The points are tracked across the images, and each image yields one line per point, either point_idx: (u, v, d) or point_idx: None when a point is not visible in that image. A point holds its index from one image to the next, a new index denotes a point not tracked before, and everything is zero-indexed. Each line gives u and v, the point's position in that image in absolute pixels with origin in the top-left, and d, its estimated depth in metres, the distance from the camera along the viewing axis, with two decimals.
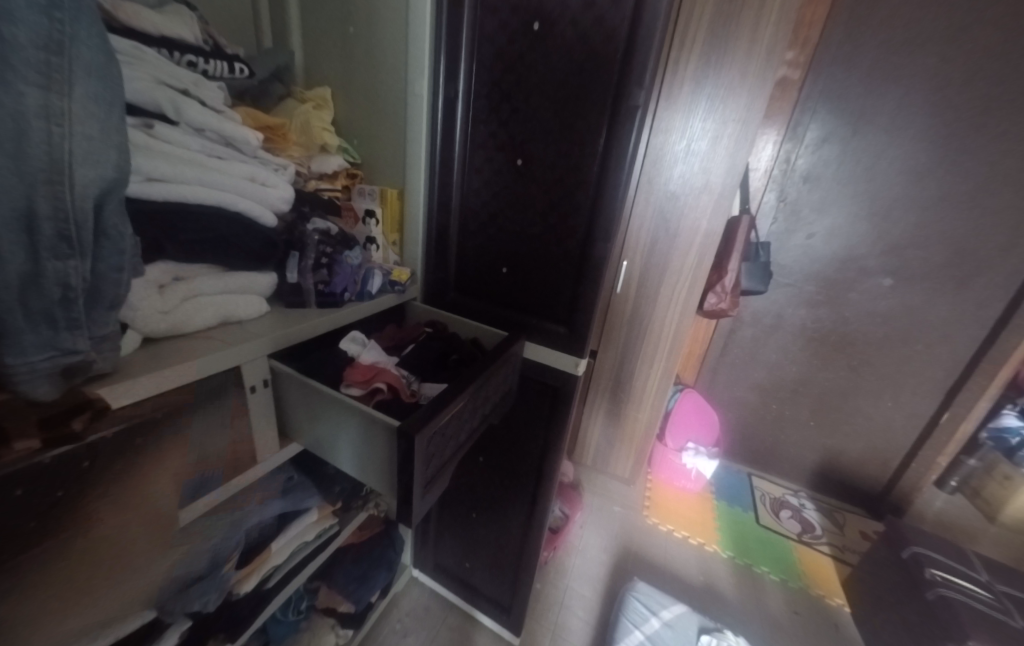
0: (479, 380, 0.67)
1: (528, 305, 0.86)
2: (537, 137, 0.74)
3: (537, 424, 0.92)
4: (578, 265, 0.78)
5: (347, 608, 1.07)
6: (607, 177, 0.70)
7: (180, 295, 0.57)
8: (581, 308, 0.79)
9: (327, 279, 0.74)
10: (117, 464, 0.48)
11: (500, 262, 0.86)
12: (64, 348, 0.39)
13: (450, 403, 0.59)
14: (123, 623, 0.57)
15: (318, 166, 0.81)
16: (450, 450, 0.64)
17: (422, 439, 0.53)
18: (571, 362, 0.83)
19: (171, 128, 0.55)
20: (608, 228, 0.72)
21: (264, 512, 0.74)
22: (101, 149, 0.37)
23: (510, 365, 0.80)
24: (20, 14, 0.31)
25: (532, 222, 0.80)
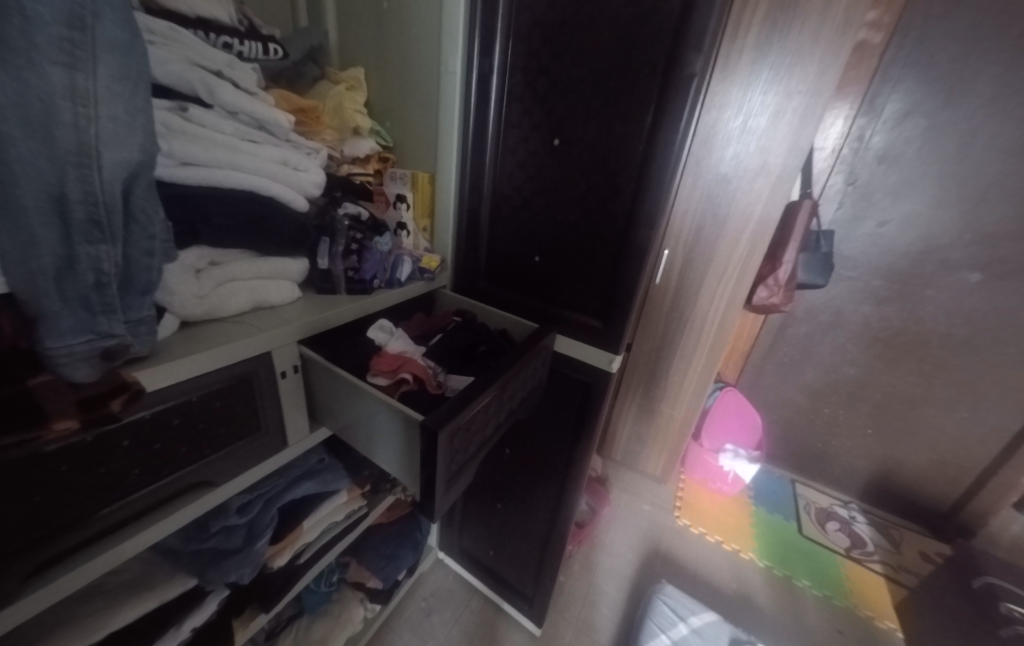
0: (507, 375, 0.64)
1: (560, 295, 0.82)
2: (576, 115, 0.69)
3: (566, 420, 0.89)
4: (617, 254, 0.72)
5: (374, 584, 1.10)
6: (654, 157, 0.64)
7: (215, 279, 0.58)
8: (618, 301, 0.74)
9: (357, 265, 0.73)
10: (156, 444, 0.49)
11: (533, 249, 0.82)
12: (101, 332, 0.39)
13: (476, 398, 0.57)
14: (168, 588, 0.62)
15: (350, 150, 0.81)
16: (475, 446, 0.62)
17: (445, 435, 0.51)
18: (605, 359, 0.79)
19: (206, 111, 0.56)
20: (652, 215, 0.66)
21: (297, 491, 0.75)
22: (127, 132, 0.36)
23: (540, 359, 0.77)
24: None
25: (569, 207, 0.75)
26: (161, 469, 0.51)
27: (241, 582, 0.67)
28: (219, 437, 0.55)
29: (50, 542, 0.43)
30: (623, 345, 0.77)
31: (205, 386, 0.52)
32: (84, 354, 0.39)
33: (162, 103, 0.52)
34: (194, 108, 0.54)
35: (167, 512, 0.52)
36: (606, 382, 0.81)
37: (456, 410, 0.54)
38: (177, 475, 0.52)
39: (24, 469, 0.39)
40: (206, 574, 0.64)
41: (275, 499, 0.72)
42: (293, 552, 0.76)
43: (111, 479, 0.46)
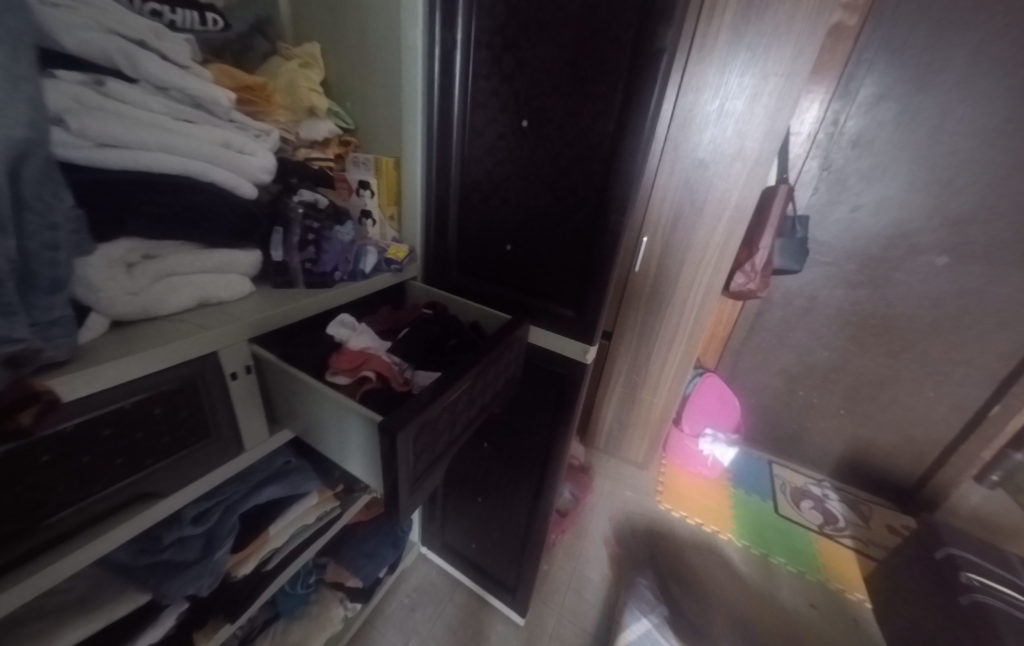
0: (476, 369, 0.61)
1: (534, 286, 0.79)
2: (544, 93, 0.65)
3: (544, 411, 0.87)
4: (590, 243, 0.70)
5: (354, 584, 1.07)
6: (625, 139, 0.61)
7: (151, 275, 0.53)
8: (592, 290, 0.72)
9: (315, 257, 0.69)
10: (84, 458, 0.44)
11: (505, 239, 0.78)
12: (1, 337, 0.35)
13: (440, 394, 0.54)
14: (116, 606, 0.57)
15: (307, 132, 0.75)
16: (443, 444, 0.60)
17: (403, 436, 0.48)
18: (579, 349, 0.77)
19: (127, 85, 0.50)
20: (625, 200, 0.64)
21: (261, 496, 0.70)
22: (8, 105, 0.31)
23: (513, 352, 0.74)
24: None
25: (540, 192, 0.72)
26: (93, 482, 0.46)
27: (200, 595, 0.64)
28: (161, 446, 0.51)
29: None
30: (598, 335, 0.75)
31: (140, 392, 0.47)
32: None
33: (72, 75, 0.46)
34: (111, 81, 0.49)
35: (103, 529, 0.47)
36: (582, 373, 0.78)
37: (417, 407, 0.51)
38: (113, 489, 0.47)
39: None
40: (161, 590, 0.60)
41: (237, 506, 0.68)
42: (260, 559, 0.72)
43: (31, 499, 0.42)
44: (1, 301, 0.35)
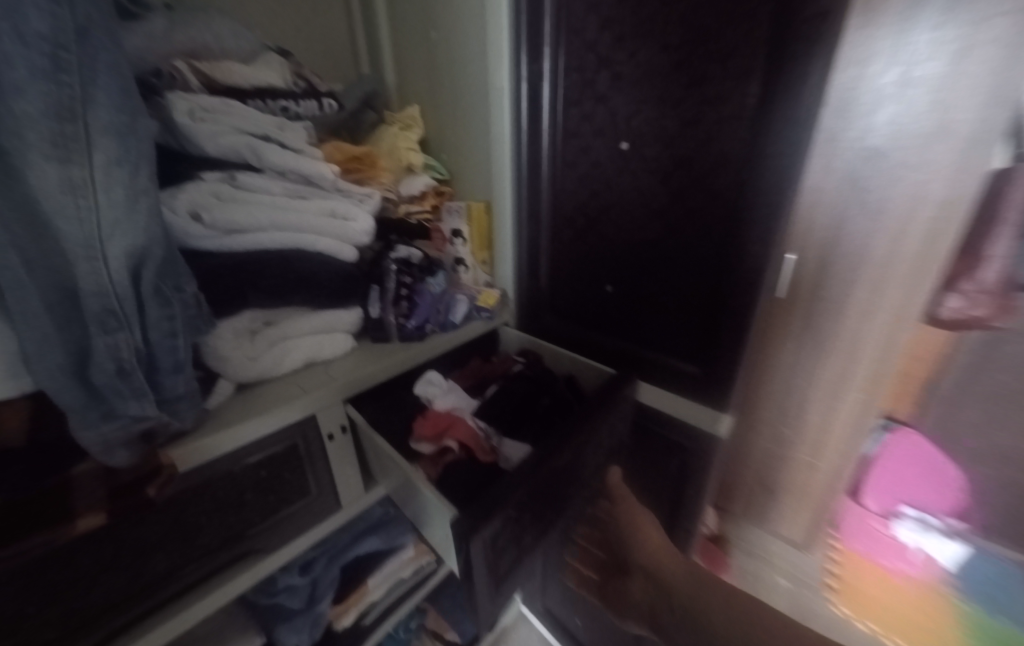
0: (570, 445, 0.51)
1: (643, 332, 0.67)
2: (648, 108, 0.55)
3: (665, 482, 0.71)
4: (719, 279, 0.55)
5: (452, 637, 1.04)
6: (762, 145, 0.46)
7: (270, 339, 0.58)
8: (721, 340, 0.57)
9: (409, 312, 0.69)
10: (204, 518, 0.48)
11: (607, 278, 0.68)
12: (134, 417, 0.39)
13: (524, 484, 0.45)
14: None
15: (406, 189, 0.77)
16: (532, 535, 0.51)
17: (477, 541, 0.41)
18: (706, 416, 0.62)
19: (254, 175, 0.57)
20: (768, 222, 0.49)
21: (360, 547, 0.72)
22: (129, 218, 0.35)
23: (620, 415, 0.62)
24: (26, 87, 0.29)
25: (648, 223, 0.60)
26: (211, 540, 0.50)
27: None
28: (267, 505, 0.54)
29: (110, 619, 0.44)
30: (730, 397, 0.59)
31: (251, 455, 0.50)
32: (121, 438, 0.39)
33: (212, 175, 0.54)
34: (241, 174, 0.56)
35: (222, 579, 0.52)
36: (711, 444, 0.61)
37: (496, 501, 0.43)
38: (227, 545, 0.52)
39: (67, 565, 0.39)
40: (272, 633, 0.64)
41: (339, 557, 0.71)
42: (359, 612, 0.74)
43: (162, 556, 0.46)
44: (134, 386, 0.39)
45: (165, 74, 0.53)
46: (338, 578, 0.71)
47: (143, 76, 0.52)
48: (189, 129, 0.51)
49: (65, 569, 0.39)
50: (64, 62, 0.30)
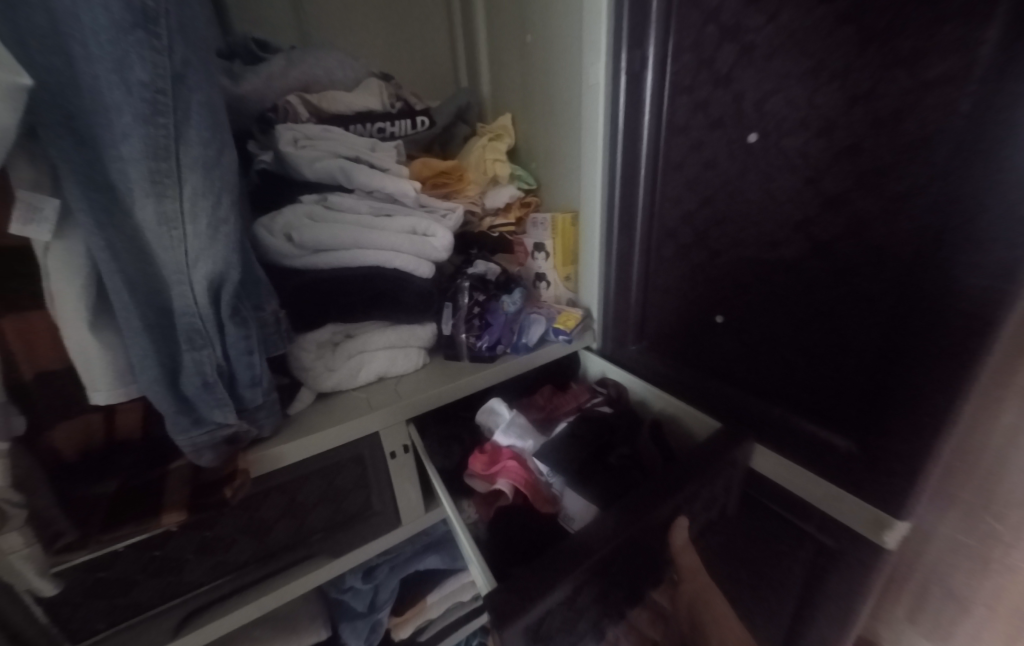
0: (644, 522, 0.39)
1: (767, 384, 0.49)
2: (791, 85, 0.37)
3: (785, 586, 0.50)
4: (898, 326, 0.35)
5: None
6: (1009, 116, 0.26)
7: (349, 352, 0.60)
8: (898, 414, 0.36)
9: (481, 331, 0.66)
10: (276, 516, 0.54)
11: (718, 307, 0.51)
12: (217, 423, 0.42)
13: (585, 567, 0.36)
14: (304, 635, 0.69)
15: (491, 202, 0.73)
16: (587, 621, 0.41)
17: (513, 634, 0.32)
18: (856, 520, 0.42)
19: (345, 195, 0.59)
20: (1010, 242, 0.28)
21: (422, 563, 0.74)
22: (210, 245, 0.36)
23: (719, 485, 0.48)
24: (128, 131, 0.31)
25: (780, 239, 0.42)
26: (278, 540, 0.55)
27: None
28: (334, 512, 0.58)
29: (198, 594, 0.52)
30: (909, 511, 0.38)
31: (318, 463, 0.54)
32: (207, 443, 0.43)
33: (309, 197, 0.57)
34: (333, 196, 0.58)
35: (292, 574, 0.58)
36: (866, 554, 0.42)
37: (550, 569, 0.35)
38: (296, 544, 0.57)
39: (168, 543, 0.47)
40: (337, 623, 0.73)
41: (400, 568, 0.73)
42: (416, 626, 0.77)
43: (243, 545, 0.53)
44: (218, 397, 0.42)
45: (280, 109, 0.59)
46: (396, 591, 0.74)
47: (263, 113, 0.59)
48: (293, 156, 0.56)
49: (161, 550, 0.47)
50: (161, 106, 0.32)
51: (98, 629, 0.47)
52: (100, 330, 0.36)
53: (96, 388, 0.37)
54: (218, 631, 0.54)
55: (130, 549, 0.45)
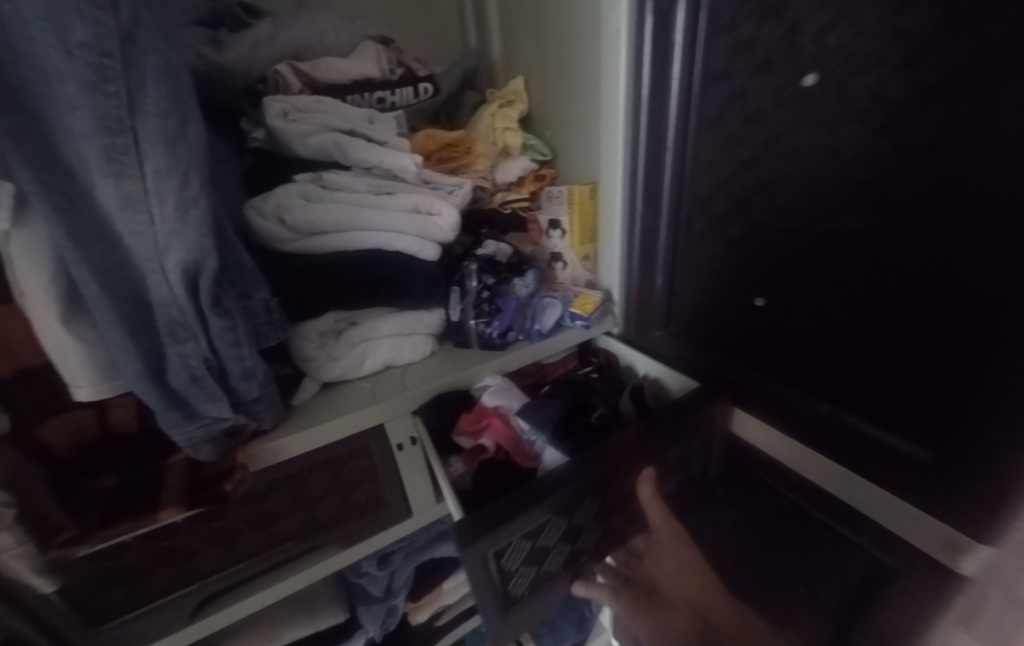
0: (606, 469, 0.40)
1: (812, 378, 0.42)
2: (865, 4, 0.29)
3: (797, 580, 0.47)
4: (995, 307, 0.27)
5: None
6: None
7: (352, 341, 0.56)
8: (989, 422, 0.29)
9: (491, 317, 0.60)
10: (282, 508, 0.52)
11: (757, 289, 0.44)
12: (210, 417, 0.40)
13: (545, 508, 0.37)
14: (321, 618, 0.70)
15: (502, 176, 0.67)
16: (554, 562, 0.43)
17: (473, 555, 0.35)
18: (856, 484, 0.40)
19: (341, 172, 0.54)
20: None
21: (437, 551, 0.73)
22: (181, 230, 0.32)
23: (696, 438, 0.49)
24: (75, 102, 0.26)
25: (841, 204, 0.34)
26: (288, 531, 0.54)
27: (383, 629, 0.74)
28: (343, 504, 0.57)
29: (211, 583, 0.52)
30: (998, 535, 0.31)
31: (321, 455, 0.52)
32: (203, 437, 0.41)
33: (303, 177, 0.53)
34: (327, 173, 0.53)
35: (304, 563, 0.57)
36: (937, 583, 0.35)
37: (518, 504, 0.37)
38: (302, 536, 0.55)
39: (171, 535, 0.46)
40: (356, 605, 0.75)
41: (415, 556, 0.72)
42: (433, 610, 0.80)
43: (250, 537, 0.52)
44: (210, 391, 0.39)
45: (270, 81, 0.54)
46: (411, 577, 0.74)
47: (251, 85, 0.55)
48: (282, 131, 0.52)
49: (170, 540, 0.47)
50: (110, 71, 0.26)
51: (114, 614, 0.48)
52: (75, 323, 0.34)
53: (79, 385, 0.35)
54: (230, 617, 0.54)
55: (137, 540, 0.45)
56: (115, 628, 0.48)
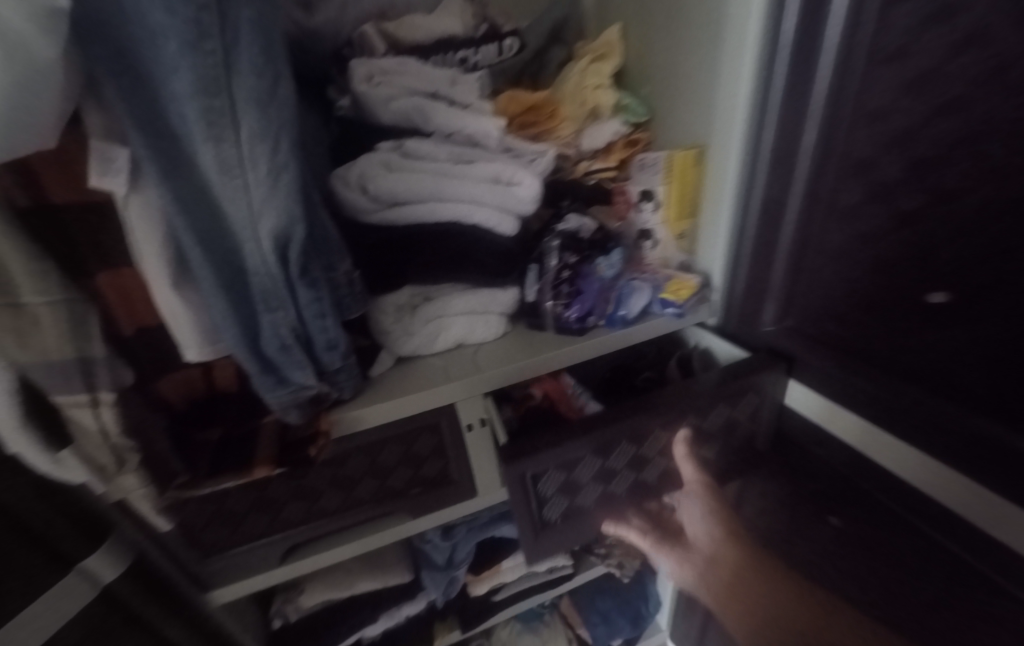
0: (638, 421, 0.46)
1: (981, 401, 0.32)
2: None
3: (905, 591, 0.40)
4: None
5: (585, 634, 1.04)
6: None
7: (426, 318, 0.55)
8: None
9: (569, 299, 0.56)
10: (359, 474, 0.54)
11: (923, 286, 0.34)
12: (297, 385, 0.41)
13: (582, 444, 0.44)
14: (389, 576, 0.76)
15: (589, 141, 0.60)
16: (587, 499, 0.49)
17: (514, 472, 0.43)
18: (940, 478, 0.38)
19: (421, 139, 0.52)
20: None
21: (499, 531, 0.75)
22: (272, 196, 0.31)
23: (741, 408, 0.51)
24: (175, 62, 0.26)
25: None
26: (364, 496, 0.56)
27: (442, 596, 0.77)
28: (415, 476, 0.57)
29: (298, 534, 0.56)
30: None
31: (396, 428, 0.52)
32: (292, 402, 0.42)
33: (385, 144, 0.51)
34: (409, 140, 0.51)
35: (376, 527, 0.59)
36: None
37: (553, 438, 0.45)
38: (376, 503, 0.57)
39: (265, 488, 0.50)
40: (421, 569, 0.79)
41: (477, 532, 0.74)
42: (492, 586, 0.82)
43: (330, 498, 0.54)
44: (298, 360, 0.40)
45: (356, 43, 0.53)
46: (472, 552, 0.76)
47: (338, 51, 0.54)
48: (367, 96, 0.51)
49: (263, 492, 0.50)
50: (205, 25, 0.25)
51: (223, 549, 0.53)
52: (184, 289, 0.35)
53: (188, 346, 0.37)
54: (311, 567, 0.59)
55: (237, 489, 0.49)
56: (223, 561, 0.54)
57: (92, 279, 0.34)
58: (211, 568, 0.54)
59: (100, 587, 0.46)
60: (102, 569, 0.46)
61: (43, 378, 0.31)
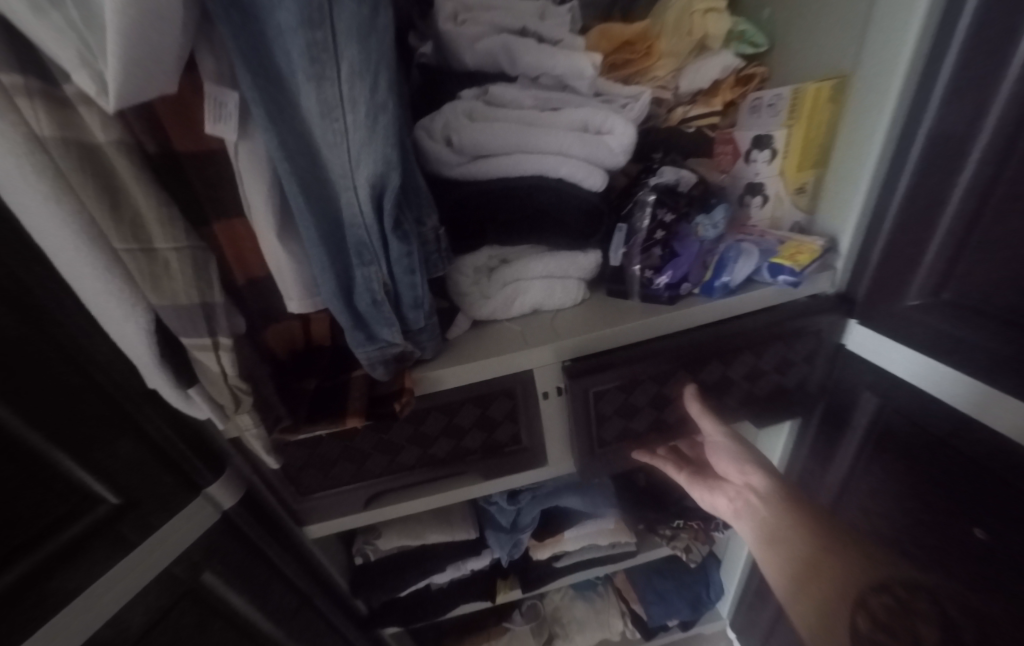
0: (695, 351, 0.50)
1: None
2: None
3: None
4: None
5: (638, 610, 1.03)
6: None
7: (504, 280, 0.52)
8: None
9: (660, 262, 0.51)
10: (436, 432, 0.55)
11: None
12: (384, 341, 0.42)
13: (642, 365, 0.50)
14: (456, 531, 0.80)
15: (691, 81, 0.54)
16: (642, 422, 0.55)
17: (578, 385, 0.49)
18: (989, 403, 0.38)
19: (505, 84, 0.48)
20: None
21: (563, 501, 0.76)
22: (371, 139, 0.30)
23: (798, 345, 0.53)
24: None
25: None
26: (440, 454, 0.57)
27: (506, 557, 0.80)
28: (489, 440, 0.57)
29: (380, 482, 0.58)
30: None
31: (474, 392, 0.52)
32: (379, 358, 0.43)
33: (469, 92, 0.48)
34: (494, 86, 0.48)
35: (452, 483, 0.62)
36: None
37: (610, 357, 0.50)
38: (452, 462, 0.58)
39: (351, 439, 0.53)
40: (485, 529, 0.82)
41: (542, 500, 0.76)
42: (554, 552, 0.83)
43: (409, 453, 0.56)
44: (388, 317, 0.40)
45: None
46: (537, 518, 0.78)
47: None
48: (452, 35, 0.48)
49: (351, 442, 0.53)
50: None
51: (315, 490, 0.57)
52: (287, 239, 0.36)
53: (291, 298, 0.38)
54: (392, 514, 0.63)
55: (330, 436, 0.52)
56: (315, 501, 0.58)
57: (207, 228, 0.36)
58: (307, 505, 0.58)
59: (221, 512, 0.52)
60: (221, 495, 0.51)
61: (174, 320, 0.34)
